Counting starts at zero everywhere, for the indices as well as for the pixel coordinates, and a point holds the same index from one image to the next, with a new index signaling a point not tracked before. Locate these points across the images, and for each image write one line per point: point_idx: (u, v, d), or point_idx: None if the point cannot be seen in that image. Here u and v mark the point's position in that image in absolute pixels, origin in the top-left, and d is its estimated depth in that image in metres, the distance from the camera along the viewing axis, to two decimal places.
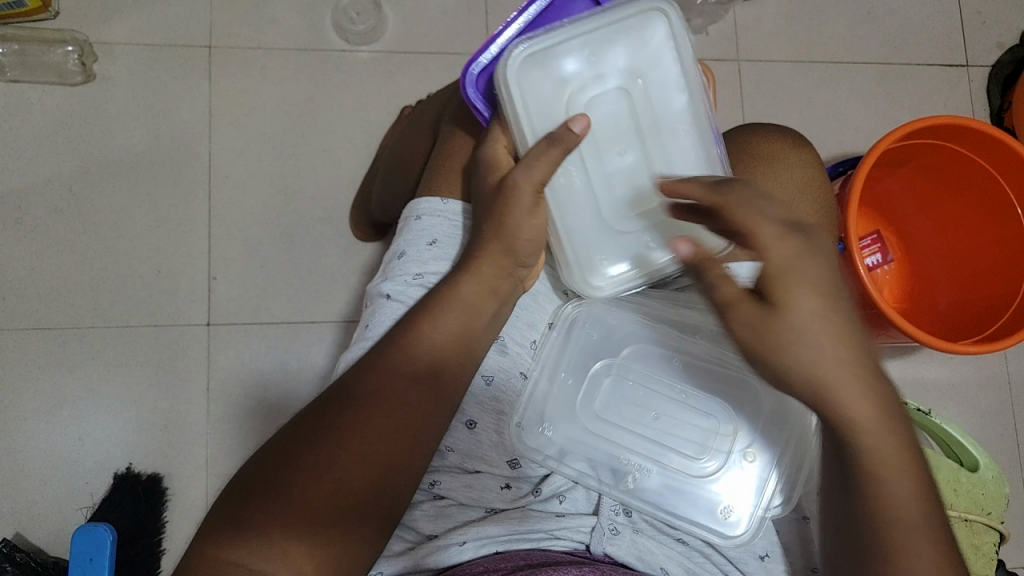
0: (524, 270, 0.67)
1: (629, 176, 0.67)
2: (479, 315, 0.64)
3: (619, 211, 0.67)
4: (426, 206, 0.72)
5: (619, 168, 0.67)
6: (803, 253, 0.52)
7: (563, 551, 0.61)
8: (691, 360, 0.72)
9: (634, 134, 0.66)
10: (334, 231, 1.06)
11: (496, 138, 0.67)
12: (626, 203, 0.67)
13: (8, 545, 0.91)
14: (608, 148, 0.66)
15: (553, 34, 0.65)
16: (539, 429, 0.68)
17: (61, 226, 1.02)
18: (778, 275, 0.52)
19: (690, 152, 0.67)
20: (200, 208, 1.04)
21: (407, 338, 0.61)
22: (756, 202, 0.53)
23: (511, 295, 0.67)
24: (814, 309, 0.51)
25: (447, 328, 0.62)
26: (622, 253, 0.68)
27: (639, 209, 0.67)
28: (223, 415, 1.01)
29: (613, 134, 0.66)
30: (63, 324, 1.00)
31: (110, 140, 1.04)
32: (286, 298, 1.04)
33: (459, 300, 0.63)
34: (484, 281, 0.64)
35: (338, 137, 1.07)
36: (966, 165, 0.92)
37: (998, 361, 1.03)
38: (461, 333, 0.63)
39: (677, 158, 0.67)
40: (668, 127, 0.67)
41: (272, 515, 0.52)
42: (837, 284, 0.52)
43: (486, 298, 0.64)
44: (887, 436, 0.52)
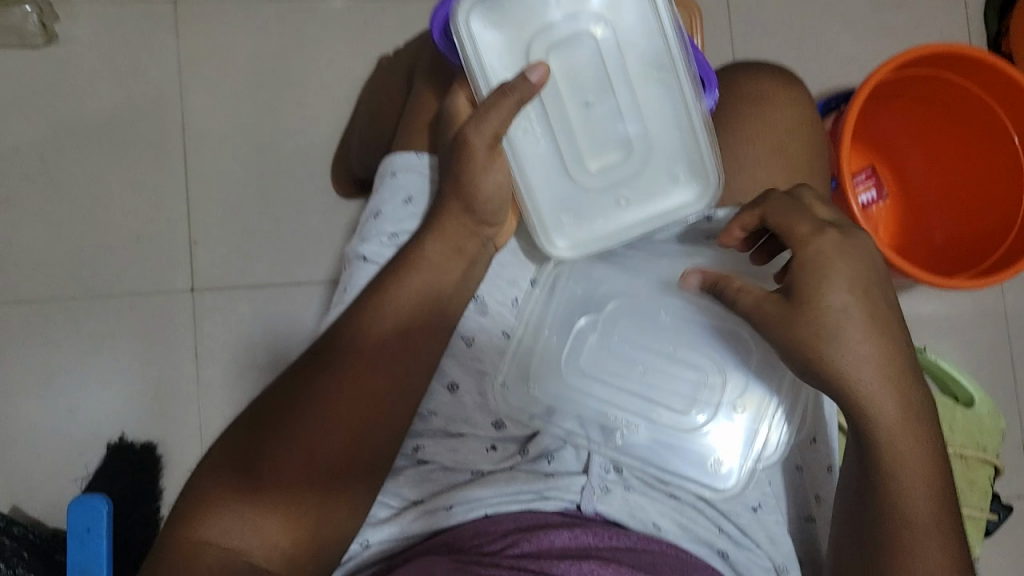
0: (493, 228, 0.65)
1: (592, 126, 0.65)
2: (449, 274, 0.63)
3: (582, 164, 0.66)
4: (401, 162, 0.70)
5: (582, 118, 0.65)
6: (839, 246, 0.55)
7: (554, 512, 0.62)
8: (679, 313, 0.70)
9: (599, 84, 0.64)
10: (316, 188, 1.02)
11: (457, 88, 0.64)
12: (593, 158, 0.66)
13: (5, 519, 0.91)
14: (569, 98, 0.64)
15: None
16: (525, 387, 0.67)
17: (36, 196, 1.00)
18: (814, 257, 0.54)
19: (659, 106, 0.65)
20: (175, 170, 1.02)
21: (372, 302, 0.60)
22: (792, 206, 0.57)
23: (480, 255, 0.65)
24: (846, 303, 0.53)
25: (412, 289, 0.61)
26: (585, 207, 0.67)
27: (602, 162, 0.66)
28: (213, 380, 0.99)
29: (576, 83, 0.64)
30: (45, 296, 0.99)
31: (79, 104, 1.01)
32: (270, 259, 1.01)
33: (423, 262, 0.62)
34: (448, 241, 0.62)
35: (314, 90, 1.03)
36: (961, 96, 0.90)
37: (995, 294, 1.01)
38: (429, 294, 0.62)
39: (646, 112, 0.65)
40: (637, 78, 0.64)
41: (245, 494, 0.54)
42: (865, 273, 0.54)
43: (454, 256, 0.63)
44: (888, 393, 0.53)
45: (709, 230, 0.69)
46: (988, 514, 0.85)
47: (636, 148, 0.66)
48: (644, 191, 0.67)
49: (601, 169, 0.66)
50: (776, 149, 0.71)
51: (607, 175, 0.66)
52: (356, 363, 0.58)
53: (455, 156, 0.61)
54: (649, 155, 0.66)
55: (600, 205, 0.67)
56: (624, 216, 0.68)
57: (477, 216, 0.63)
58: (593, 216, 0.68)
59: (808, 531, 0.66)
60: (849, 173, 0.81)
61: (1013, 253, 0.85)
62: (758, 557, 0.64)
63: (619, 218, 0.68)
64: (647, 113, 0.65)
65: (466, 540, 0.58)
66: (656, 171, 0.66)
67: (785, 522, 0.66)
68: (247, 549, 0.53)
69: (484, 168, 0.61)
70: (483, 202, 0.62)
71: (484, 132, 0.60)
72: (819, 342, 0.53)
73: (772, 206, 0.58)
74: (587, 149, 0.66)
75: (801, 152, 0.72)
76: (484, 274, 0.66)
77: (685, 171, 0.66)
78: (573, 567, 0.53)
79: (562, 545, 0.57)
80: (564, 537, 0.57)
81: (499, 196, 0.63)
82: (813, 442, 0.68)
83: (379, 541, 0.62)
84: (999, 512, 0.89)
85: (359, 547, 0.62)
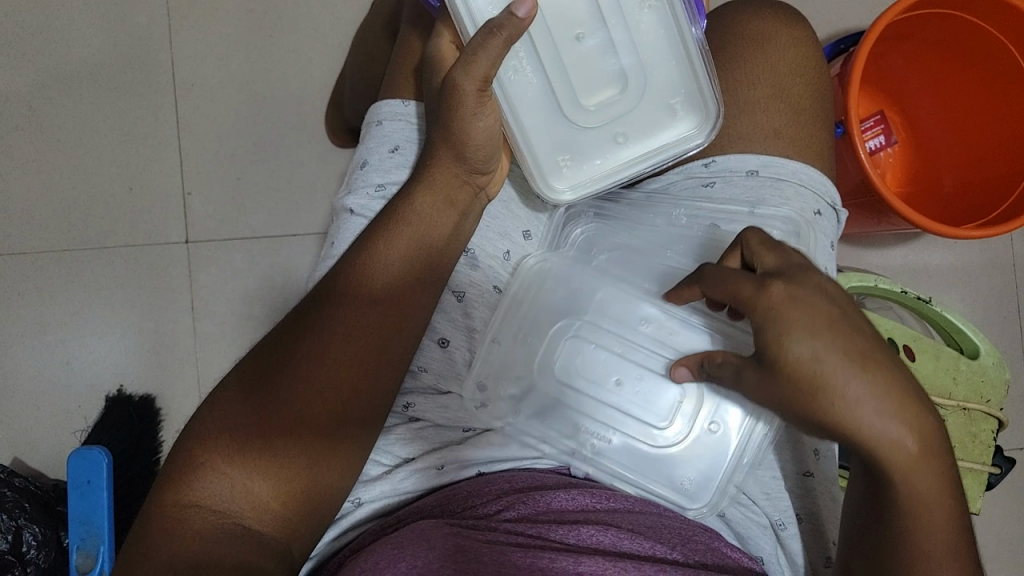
0: (485, 177, 0.63)
1: (587, 63, 0.63)
2: (439, 228, 0.61)
3: (578, 104, 0.64)
4: (387, 110, 0.68)
5: (576, 55, 0.63)
6: (789, 294, 0.47)
7: (548, 470, 0.63)
8: (670, 279, 0.65)
9: (592, 19, 0.62)
10: (310, 138, 0.99)
11: (441, 31, 0.62)
12: (588, 97, 0.64)
13: (6, 471, 0.91)
14: (561, 37, 0.62)
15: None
16: (516, 344, 0.65)
17: (27, 146, 0.98)
18: (764, 313, 0.47)
19: (654, 32, 0.63)
20: (166, 119, 0.99)
21: (359, 259, 0.59)
22: (729, 269, 0.51)
23: (471, 205, 0.63)
24: (812, 353, 0.45)
25: (401, 245, 0.59)
26: (580, 148, 0.65)
27: (598, 100, 0.64)
28: (210, 333, 0.98)
29: (567, 19, 0.62)
30: (38, 248, 0.98)
31: (65, 51, 0.98)
32: (264, 211, 0.99)
33: (413, 214, 0.60)
34: (439, 194, 0.61)
35: (307, 36, 1.00)
36: (977, 37, 0.86)
37: (1004, 243, 0.99)
38: (418, 248, 0.60)
39: (641, 41, 0.63)
40: (631, 6, 0.62)
41: (232, 457, 0.53)
42: (826, 310, 0.46)
43: (445, 210, 0.61)
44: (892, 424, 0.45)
45: (706, 176, 0.68)
46: (992, 468, 0.83)
47: (632, 80, 0.63)
48: (642, 126, 0.64)
49: (597, 106, 0.64)
50: (778, 91, 0.68)
51: (603, 112, 0.64)
52: (344, 317, 0.56)
53: (445, 103, 0.58)
54: (644, 86, 0.64)
55: (596, 143, 0.65)
56: (622, 154, 0.65)
57: (468, 165, 0.61)
58: (590, 157, 0.65)
59: (808, 487, 0.64)
60: (855, 118, 0.78)
61: (1011, 211, 0.82)
62: (755, 514, 0.63)
63: (617, 156, 0.65)
64: (641, 42, 0.63)
65: (461, 502, 0.58)
66: (652, 106, 0.64)
67: (783, 477, 0.64)
68: (236, 512, 0.52)
69: (476, 113, 0.58)
70: (474, 152, 0.60)
71: (475, 76, 0.56)
72: (805, 401, 0.46)
73: (711, 276, 0.53)
74: (581, 89, 0.63)
75: (803, 95, 0.69)
76: (474, 227, 0.64)
77: (682, 98, 0.64)
78: (571, 533, 0.54)
79: (560, 507, 0.57)
80: (563, 499, 0.57)
81: (490, 143, 0.60)
82: None
83: (372, 500, 0.61)
84: (1003, 468, 0.84)
85: (351, 506, 0.61)
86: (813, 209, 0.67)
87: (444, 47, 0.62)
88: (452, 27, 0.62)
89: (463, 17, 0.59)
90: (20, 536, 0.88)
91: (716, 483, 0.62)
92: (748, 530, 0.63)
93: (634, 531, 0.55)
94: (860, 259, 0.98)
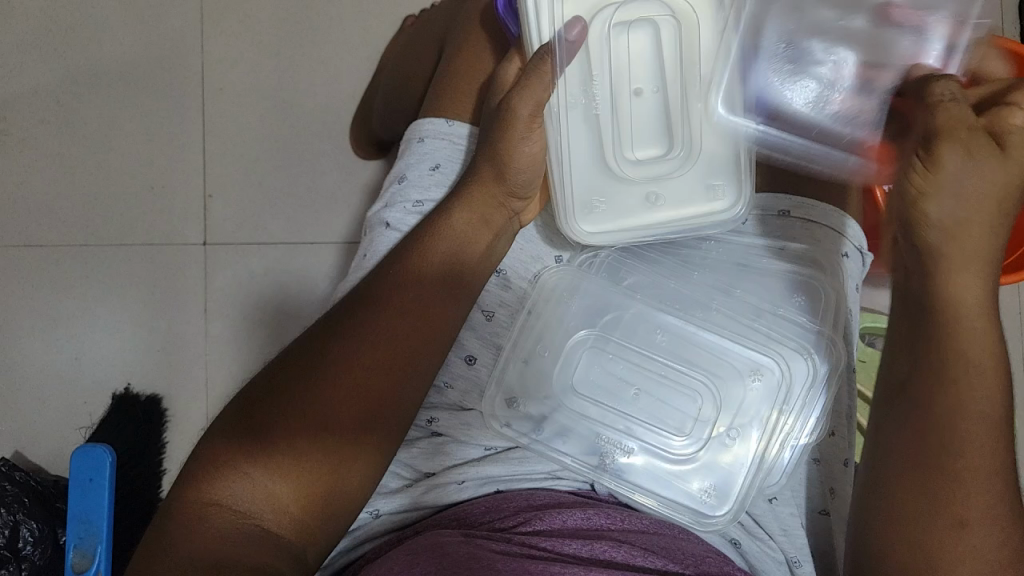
0: (522, 202, 0.63)
1: (640, 119, 0.62)
2: (473, 246, 0.62)
3: (621, 156, 0.62)
4: (430, 128, 0.68)
5: (630, 109, 0.62)
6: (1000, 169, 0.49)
7: (566, 491, 0.62)
8: (699, 304, 0.66)
9: (653, 76, 0.61)
10: (335, 147, 1.00)
11: (510, 58, 0.63)
12: (634, 144, 0.62)
13: (7, 464, 0.90)
14: (623, 83, 0.61)
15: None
16: (546, 364, 0.64)
17: (51, 139, 0.98)
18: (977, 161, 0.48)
19: (713, 107, 0.61)
20: (193, 121, 1.00)
21: (396, 268, 0.59)
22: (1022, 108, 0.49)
23: (507, 228, 0.64)
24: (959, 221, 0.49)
25: (436, 257, 0.60)
26: (614, 195, 0.61)
27: (640, 154, 0.62)
28: (222, 335, 0.98)
29: (626, 75, 0.61)
30: (56, 241, 0.98)
31: (98, 48, 0.99)
32: (283, 217, 1.00)
33: (450, 229, 0.61)
34: (475, 212, 0.61)
35: (339, 48, 1.00)
36: None
37: (1013, 290, 0.99)
38: (452, 263, 0.61)
39: (696, 114, 0.61)
40: (693, 79, 0.61)
41: (253, 458, 0.53)
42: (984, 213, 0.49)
43: (480, 228, 0.62)
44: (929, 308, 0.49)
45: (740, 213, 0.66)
46: None
47: (677, 145, 0.62)
48: (677, 194, 0.61)
49: (639, 166, 0.62)
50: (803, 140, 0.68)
51: (641, 168, 0.62)
52: (380, 321, 0.57)
53: (497, 125, 0.59)
54: (694, 155, 0.61)
55: (627, 200, 0.61)
56: (651, 216, 0.61)
57: (506, 188, 0.62)
58: (620, 211, 0.61)
59: (825, 524, 0.63)
60: None
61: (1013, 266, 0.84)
62: (771, 549, 0.62)
63: (643, 215, 0.61)
64: (694, 118, 0.61)
65: (478, 516, 0.58)
66: (690, 179, 0.61)
67: (801, 513, 0.63)
68: (256, 512, 0.52)
69: (523, 138, 0.59)
70: (515, 180, 0.61)
71: (528, 102, 0.58)
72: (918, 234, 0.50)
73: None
74: (626, 133, 0.62)
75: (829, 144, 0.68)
76: (507, 251, 0.65)
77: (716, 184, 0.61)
78: (584, 547, 0.53)
79: (576, 525, 0.57)
80: (578, 518, 0.57)
81: (533, 171, 0.61)
82: (831, 436, 0.64)
83: (389, 512, 0.61)
84: None
85: (367, 517, 0.61)
86: (842, 251, 0.64)
87: (507, 76, 0.62)
88: (522, 56, 0.62)
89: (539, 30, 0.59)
90: (18, 531, 0.87)
91: (737, 489, 0.61)
92: (763, 563, 0.62)
93: (646, 549, 0.55)
94: None
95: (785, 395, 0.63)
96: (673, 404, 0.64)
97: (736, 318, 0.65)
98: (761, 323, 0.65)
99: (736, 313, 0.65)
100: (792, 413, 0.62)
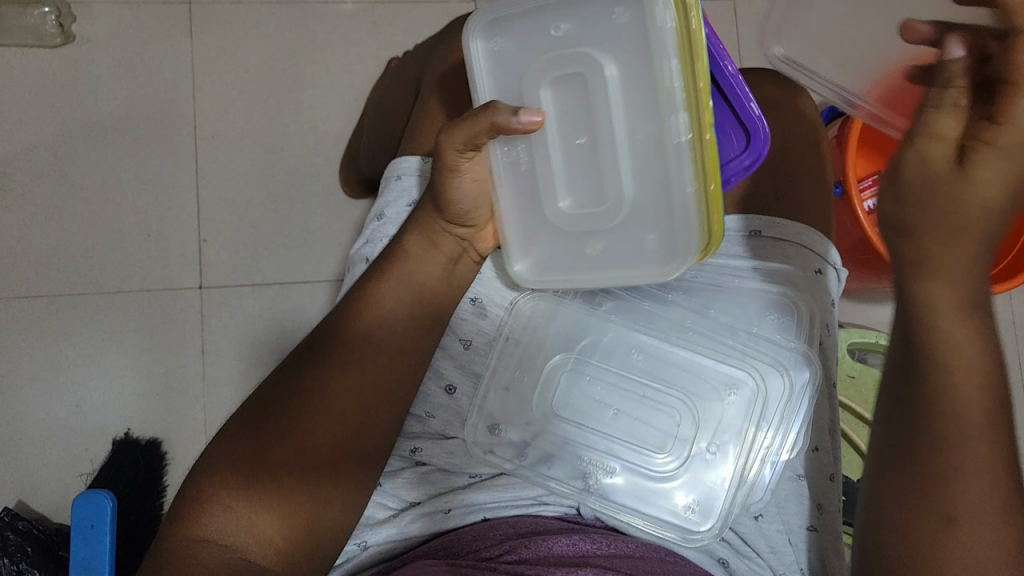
0: (469, 231, 0.63)
1: (577, 166, 0.60)
2: (424, 274, 0.62)
3: (558, 202, 0.61)
4: (406, 166, 0.70)
5: (569, 156, 0.60)
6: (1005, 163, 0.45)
7: (553, 517, 0.62)
8: (675, 325, 0.67)
9: (587, 123, 0.58)
10: (325, 188, 1.03)
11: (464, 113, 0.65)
12: (574, 194, 0.61)
13: (10, 514, 0.91)
14: (555, 133, 0.59)
15: (521, 2, 0.59)
16: (528, 391, 0.66)
17: (48, 192, 1.00)
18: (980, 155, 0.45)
19: (649, 162, 0.57)
20: (187, 169, 1.02)
21: (361, 304, 0.60)
22: None
23: (458, 254, 0.63)
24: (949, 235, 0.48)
25: (395, 288, 0.61)
26: (549, 243, 0.63)
27: (577, 205, 0.61)
28: (220, 377, 1.00)
29: (567, 123, 0.59)
30: (56, 291, 0.99)
31: (93, 103, 1.01)
32: (277, 259, 1.02)
33: (401, 261, 0.61)
34: (423, 238, 0.62)
35: (326, 94, 1.04)
36: None
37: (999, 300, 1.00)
38: (413, 296, 0.61)
39: (632, 167, 0.58)
40: (630, 131, 0.57)
41: (231, 487, 0.53)
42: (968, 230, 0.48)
43: (430, 256, 0.62)
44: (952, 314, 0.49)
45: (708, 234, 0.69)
46: None
47: (612, 198, 0.59)
48: (615, 246, 0.61)
49: (574, 213, 0.61)
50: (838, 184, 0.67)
51: (577, 220, 0.61)
52: (350, 353, 0.58)
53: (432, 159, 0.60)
54: (626, 207, 0.59)
55: (567, 246, 0.63)
56: (584, 263, 0.62)
57: (446, 218, 0.62)
58: (563, 263, 0.63)
59: (815, 542, 0.63)
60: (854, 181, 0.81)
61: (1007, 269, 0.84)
62: (760, 567, 0.62)
63: (580, 263, 0.62)
64: (640, 169, 0.57)
65: (464, 545, 0.58)
66: (628, 231, 0.60)
67: (790, 530, 0.63)
68: (243, 547, 0.52)
69: (461, 176, 0.59)
70: (459, 209, 0.61)
71: (454, 141, 0.57)
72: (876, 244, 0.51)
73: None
74: (560, 183, 0.61)
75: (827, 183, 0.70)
76: (471, 275, 0.65)
77: (653, 243, 0.59)
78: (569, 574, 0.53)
79: (562, 552, 0.57)
80: (564, 544, 0.57)
81: (476, 199, 0.61)
82: (814, 452, 0.65)
83: (377, 543, 0.61)
84: None
85: (356, 549, 0.61)
86: (814, 267, 0.67)
87: None
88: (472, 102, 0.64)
89: (475, 87, 0.61)
90: None
91: (721, 504, 0.62)
92: None
93: None
94: (854, 313, 1.03)
95: (762, 409, 0.64)
96: (652, 425, 0.64)
97: (711, 337, 0.66)
98: (737, 341, 0.66)
99: (712, 333, 0.66)
100: (771, 428, 0.63)
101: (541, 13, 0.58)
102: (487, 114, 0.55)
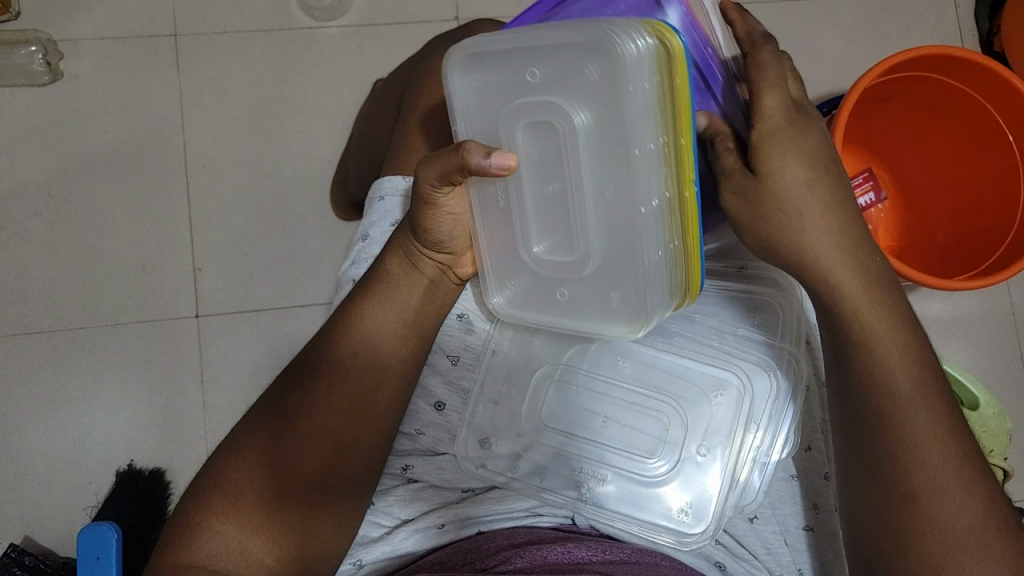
0: (450, 256, 0.62)
1: (546, 208, 0.56)
2: (405, 300, 0.61)
3: (530, 243, 0.58)
4: (390, 186, 0.70)
5: (538, 198, 0.56)
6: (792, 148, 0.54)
7: (548, 527, 0.63)
8: (664, 332, 0.67)
9: (557, 166, 0.54)
10: (317, 213, 1.03)
11: None
12: (543, 236, 0.57)
13: (16, 550, 0.91)
14: (530, 178, 0.56)
15: (499, 36, 0.53)
16: (517, 403, 0.66)
17: (42, 228, 1.01)
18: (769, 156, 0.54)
19: (613, 213, 0.53)
20: (179, 199, 1.03)
21: (344, 327, 0.60)
22: (773, 70, 0.55)
23: (439, 279, 0.63)
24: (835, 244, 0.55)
25: (376, 310, 0.60)
26: (524, 286, 0.61)
27: (546, 249, 0.58)
28: (219, 405, 1.00)
29: (540, 167, 0.55)
30: (53, 326, 1.00)
31: (84, 139, 1.03)
32: (273, 284, 1.02)
33: (385, 288, 0.61)
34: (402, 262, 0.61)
35: (315, 119, 1.05)
36: (957, 98, 0.87)
37: (1001, 292, 1.00)
38: (398, 321, 0.61)
39: (598, 216, 0.54)
40: (597, 180, 0.53)
41: (218, 510, 0.54)
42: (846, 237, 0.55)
43: (413, 285, 0.61)
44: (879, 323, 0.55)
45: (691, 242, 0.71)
46: None
47: (580, 246, 0.56)
48: (583, 297, 0.58)
49: (545, 254, 0.58)
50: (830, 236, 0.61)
51: (548, 265, 0.58)
52: (333, 372, 0.58)
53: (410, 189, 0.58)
54: (593, 255, 0.55)
55: (542, 291, 0.60)
56: (557, 314, 0.60)
57: (424, 244, 0.61)
58: (538, 304, 0.61)
59: (813, 541, 0.65)
60: None
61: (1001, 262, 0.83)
62: (755, 568, 0.64)
63: (553, 311, 0.60)
64: (606, 215, 0.54)
65: (460, 557, 0.58)
66: (593, 279, 0.56)
67: (780, 531, 0.65)
68: (232, 570, 0.52)
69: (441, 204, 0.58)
70: (438, 236, 0.60)
71: (431, 173, 0.55)
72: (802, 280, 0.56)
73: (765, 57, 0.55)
74: (535, 227, 0.57)
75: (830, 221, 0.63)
76: (452, 296, 0.64)
77: (618, 301, 0.56)
78: None
79: (557, 559, 0.56)
80: (558, 552, 0.57)
81: (458, 228, 0.60)
82: (807, 451, 0.66)
83: (371, 562, 0.62)
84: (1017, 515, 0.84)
85: (351, 568, 0.62)
86: None
87: None
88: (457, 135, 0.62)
89: (455, 122, 0.57)
90: None
91: (714, 507, 0.62)
92: None
93: None
94: None
95: (751, 411, 0.63)
96: (641, 432, 0.64)
97: (699, 343, 0.66)
98: (723, 344, 0.66)
99: (699, 337, 0.66)
100: (761, 428, 0.63)
101: (515, 52, 0.53)
102: (459, 152, 0.54)
